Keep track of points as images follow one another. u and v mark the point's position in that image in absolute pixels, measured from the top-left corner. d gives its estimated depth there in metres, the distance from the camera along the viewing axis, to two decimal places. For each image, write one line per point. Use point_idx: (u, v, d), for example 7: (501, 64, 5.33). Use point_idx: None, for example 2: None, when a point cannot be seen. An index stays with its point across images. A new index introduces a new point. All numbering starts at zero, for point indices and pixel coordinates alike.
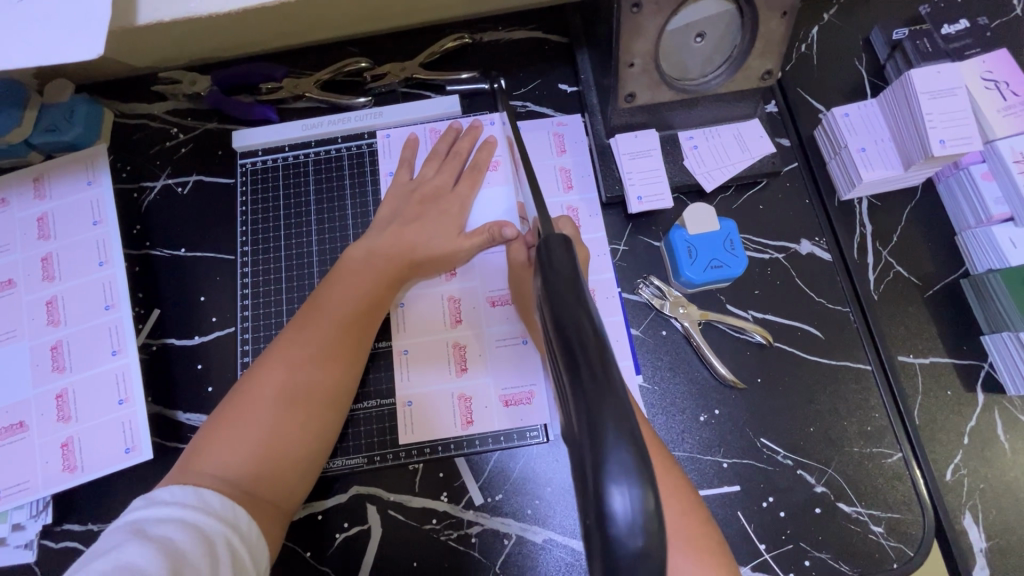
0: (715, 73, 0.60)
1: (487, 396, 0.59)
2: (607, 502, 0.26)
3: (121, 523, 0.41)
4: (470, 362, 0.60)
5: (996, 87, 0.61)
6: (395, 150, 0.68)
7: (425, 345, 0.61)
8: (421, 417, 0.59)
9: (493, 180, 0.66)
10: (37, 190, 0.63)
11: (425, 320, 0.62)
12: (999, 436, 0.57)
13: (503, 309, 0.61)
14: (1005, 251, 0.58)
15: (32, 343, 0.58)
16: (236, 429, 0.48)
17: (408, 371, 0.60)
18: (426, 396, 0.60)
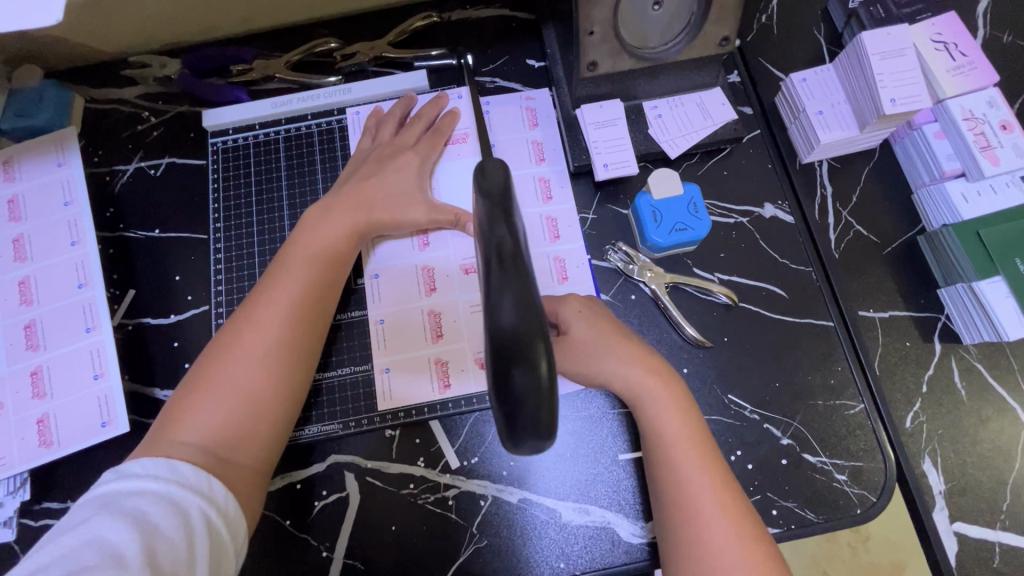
0: (674, 41, 0.61)
1: (460, 360, 0.61)
2: (506, 368, 0.29)
3: (92, 496, 0.42)
4: (444, 328, 0.61)
5: (946, 49, 0.64)
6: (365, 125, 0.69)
7: (399, 314, 0.62)
8: (397, 384, 0.60)
9: (460, 152, 0.67)
10: (6, 172, 0.63)
11: (399, 289, 0.63)
12: (957, 385, 0.59)
13: (475, 276, 0.62)
14: (958, 206, 0.60)
15: (5, 323, 0.58)
16: (205, 393, 0.49)
17: (382, 339, 0.61)
18: (401, 363, 0.61)
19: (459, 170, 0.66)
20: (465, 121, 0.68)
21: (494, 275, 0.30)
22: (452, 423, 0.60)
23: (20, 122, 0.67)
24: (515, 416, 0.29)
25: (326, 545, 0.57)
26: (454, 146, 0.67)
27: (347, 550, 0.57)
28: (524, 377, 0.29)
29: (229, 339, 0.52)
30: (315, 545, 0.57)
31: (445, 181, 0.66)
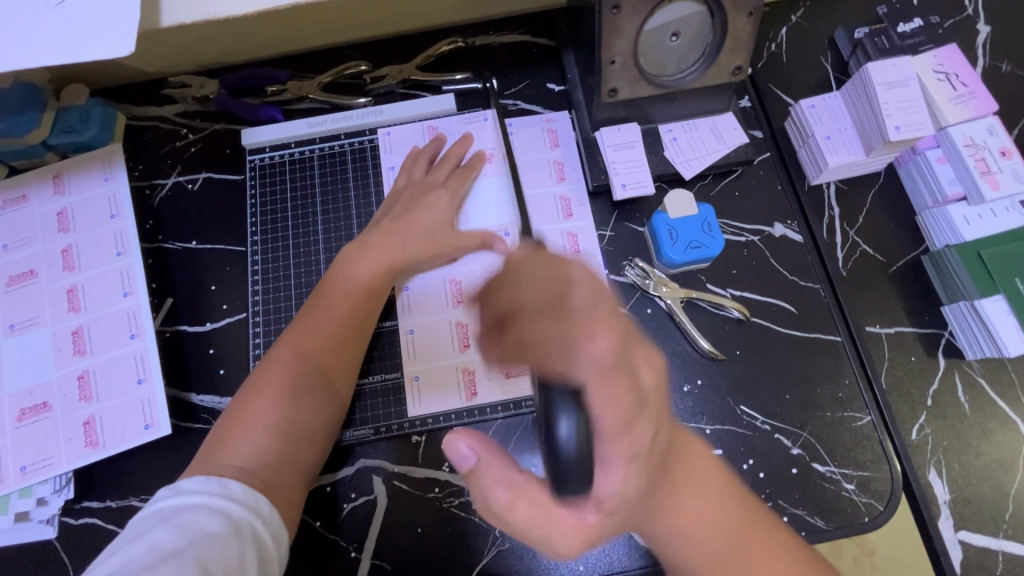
0: (690, 69, 0.65)
1: (487, 369, 0.63)
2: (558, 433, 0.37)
3: (151, 510, 0.45)
4: (471, 339, 0.64)
5: (947, 79, 0.67)
6: (396, 145, 0.73)
7: (428, 325, 0.65)
8: (425, 391, 0.63)
9: (487, 171, 0.71)
10: (56, 185, 0.67)
11: (428, 301, 0.66)
12: (960, 399, 0.61)
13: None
14: (959, 228, 0.64)
15: (54, 329, 0.61)
16: (251, 419, 0.53)
17: (412, 348, 0.64)
18: (429, 370, 0.64)
19: (485, 189, 0.70)
20: (491, 143, 0.72)
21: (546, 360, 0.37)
22: (477, 429, 0.63)
23: (67, 138, 0.71)
24: (563, 472, 0.37)
25: (354, 546, 0.60)
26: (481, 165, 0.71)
27: (375, 551, 0.59)
28: (569, 436, 0.37)
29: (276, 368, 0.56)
30: (344, 546, 0.60)
31: (472, 199, 0.69)
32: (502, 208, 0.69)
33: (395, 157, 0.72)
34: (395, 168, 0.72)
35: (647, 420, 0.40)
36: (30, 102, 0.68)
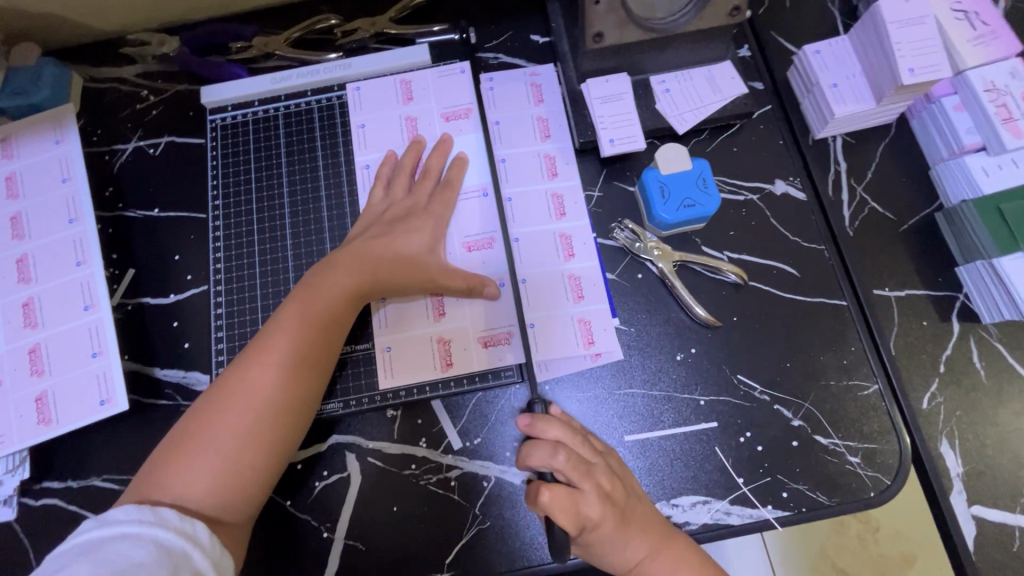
0: (682, 11, 0.59)
1: (465, 339, 0.60)
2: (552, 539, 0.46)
3: (71, 544, 0.41)
4: (446, 307, 0.60)
5: (966, 18, 0.61)
6: (366, 101, 0.68)
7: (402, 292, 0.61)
8: (397, 361, 0.59)
9: (464, 130, 0.66)
10: (4, 150, 0.63)
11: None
12: (976, 365, 0.57)
13: (478, 253, 0.62)
14: (978, 180, 0.58)
15: (3, 301, 0.57)
16: (194, 455, 0.48)
17: (389, 319, 0.61)
18: (401, 340, 0.60)
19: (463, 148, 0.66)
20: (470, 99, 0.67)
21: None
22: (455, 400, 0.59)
23: (18, 100, 0.66)
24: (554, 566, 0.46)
25: (326, 526, 0.56)
26: (458, 120, 0.66)
27: (349, 530, 0.56)
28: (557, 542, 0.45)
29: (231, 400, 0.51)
30: (316, 525, 0.56)
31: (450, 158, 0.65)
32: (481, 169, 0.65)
33: (365, 113, 0.67)
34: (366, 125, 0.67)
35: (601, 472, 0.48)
36: None
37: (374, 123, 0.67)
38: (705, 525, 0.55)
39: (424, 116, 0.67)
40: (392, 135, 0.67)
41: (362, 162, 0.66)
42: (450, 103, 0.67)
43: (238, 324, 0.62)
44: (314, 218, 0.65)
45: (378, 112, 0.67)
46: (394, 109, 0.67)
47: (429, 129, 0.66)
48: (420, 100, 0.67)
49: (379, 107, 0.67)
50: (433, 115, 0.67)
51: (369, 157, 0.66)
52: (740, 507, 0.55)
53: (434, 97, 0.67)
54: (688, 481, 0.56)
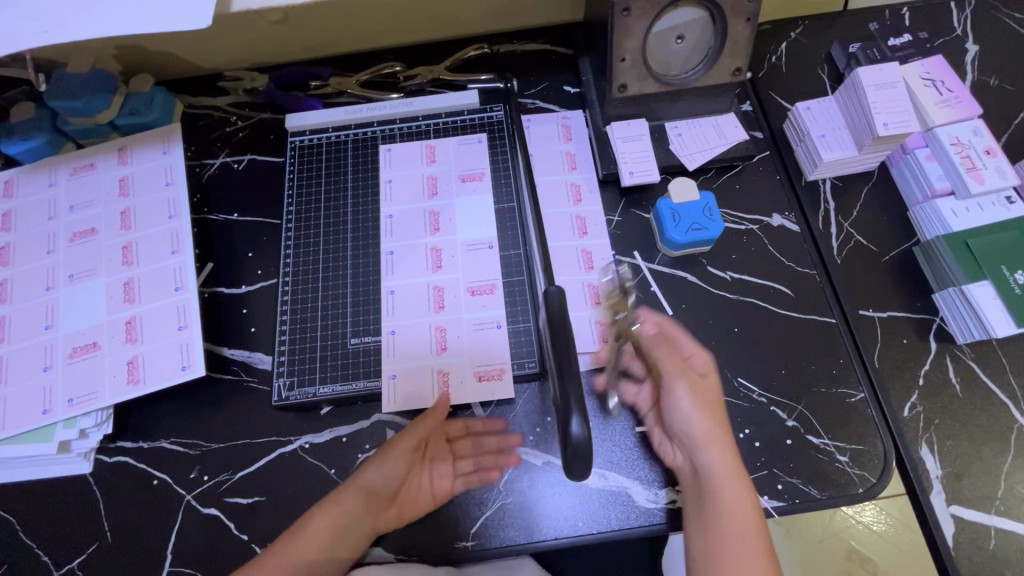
0: (694, 70, 0.71)
1: (463, 370, 0.66)
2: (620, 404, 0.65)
3: None
4: (448, 344, 0.67)
5: (934, 85, 0.73)
6: (395, 159, 0.78)
7: (407, 326, 0.69)
8: (401, 388, 0.66)
9: (477, 194, 0.75)
10: (120, 157, 0.75)
11: (411, 305, 0.70)
12: (951, 380, 0.64)
13: (480, 298, 0.69)
14: (947, 219, 0.67)
15: (108, 279, 0.68)
16: None
17: (394, 353, 0.67)
18: (406, 372, 0.66)
19: (468, 207, 0.74)
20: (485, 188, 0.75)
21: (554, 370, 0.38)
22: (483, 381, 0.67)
23: (132, 119, 0.78)
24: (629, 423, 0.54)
25: None
26: (472, 182, 0.76)
27: None
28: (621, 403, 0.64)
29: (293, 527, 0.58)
30: None
31: (462, 210, 0.74)
32: (488, 229, 0.73)
33: (394, 170, 0.78)
34: (392, 181, 0.77)
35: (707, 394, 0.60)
36: (103, 86, 0.75)
37: (398, 182, 0.77)
38: None
39: (443, 175, 0.77)
40: (411, 194, 0.76)
41: (385, 212, 0.75)
42: (468, 166, 0.77)
43: (298, 311, 0.71)
44: (370, 227, 0.75)
45: (403, 173, 0.77)
46: (418, 170, 0.77)
47: (447, 189, 0.76)
48: (441, 165, 0.77)
49: (405, 167, 0.78)
50: (451, 173, 0.77)
51: (391, 208, 0.75)
52: None
53: (456, 158, 0.77)
54: None
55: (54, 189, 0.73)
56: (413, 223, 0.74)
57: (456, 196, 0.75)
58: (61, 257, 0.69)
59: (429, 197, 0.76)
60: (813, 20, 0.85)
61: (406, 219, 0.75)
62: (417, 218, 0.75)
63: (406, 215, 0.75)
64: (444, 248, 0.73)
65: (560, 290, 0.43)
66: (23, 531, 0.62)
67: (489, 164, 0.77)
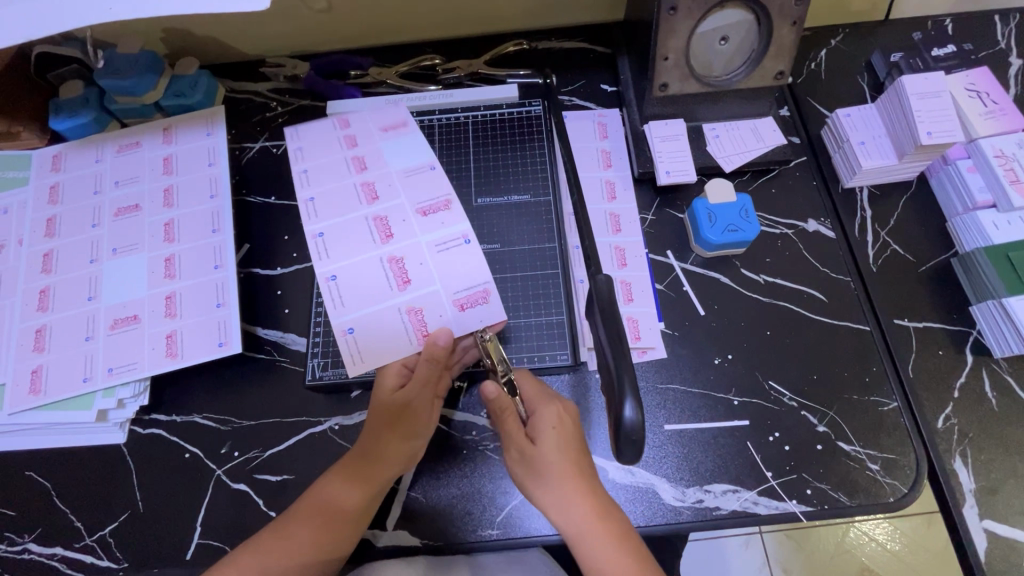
0: (736, 72, 0.71)
1: (438, 304, 0.66)
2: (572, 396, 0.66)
3: None
4: (409, 274, 0.67)
5: (979, 97, 0.73)
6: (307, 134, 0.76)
7: (353, 268, 0.68)
8: (362, 344, 0.65)
9: (411, 164, 0.74)
10: (165, 136, 0.76)
11: (350, 241, 0.69)
12: (987, 393, 0.63)
13: (432, 215, 0.70)
14: (989, 231, 0.67)
15: (149, 254, 0.69)
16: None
17: (341, 300, 0.67)
18: (361, 320, 0.66)
19: (399, 163, 0.74)
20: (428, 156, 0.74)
21: (611, 363, 0.41)
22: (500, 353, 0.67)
23: (177, 101, 0.79)
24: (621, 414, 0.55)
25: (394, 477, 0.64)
26: (393, 130, 0.76)
27: (411, 483, 0.63)
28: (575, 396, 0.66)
29: (325, 523, 0.56)
30: None
31: (388, 153, 0.74)
32: (429, 186, 0.72)
33: (299, 137, 0.76)
34: (308, 168, 0.74)
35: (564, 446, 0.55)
36: (150, 67, 0.76)
37: (313, 163, 0.74)
38: (735, 511, 0.60)
39: (363, 132, 0.76)
40: (330, 161, 0.74)
41: (304, 196, 0.72)
42: (385, 118, 0.77)
43: None
44: None
45: (311, 148, 0.75)
46: (337, 152, 0.75)
47: (367, 141, 0.75)
48: (360, 130, 0.76)
49: (319, 144, 0.76)
50: (372, 131, 0.76)
51: (310, 190, 0.72)
52: (767, 498, 0.60)
53: (370, 119, 0.77)
54: (720, 471, 0.62)
55: (100, 165, 0.75)
56: (344, 199, 0.72)
57: (380, 143, 0.75)
58: (105, 230, 0.71)
59: (358, 172, 0.73)
60: (853, 28, 0.84)
61: (333, 197, 0.72)
62: (348, 193, 0.72)
63: (334, 193, 0.72)
64: (388, 215, 0.70)
65: (609, 279, 0.44)
66: (58, 497, 0.64)
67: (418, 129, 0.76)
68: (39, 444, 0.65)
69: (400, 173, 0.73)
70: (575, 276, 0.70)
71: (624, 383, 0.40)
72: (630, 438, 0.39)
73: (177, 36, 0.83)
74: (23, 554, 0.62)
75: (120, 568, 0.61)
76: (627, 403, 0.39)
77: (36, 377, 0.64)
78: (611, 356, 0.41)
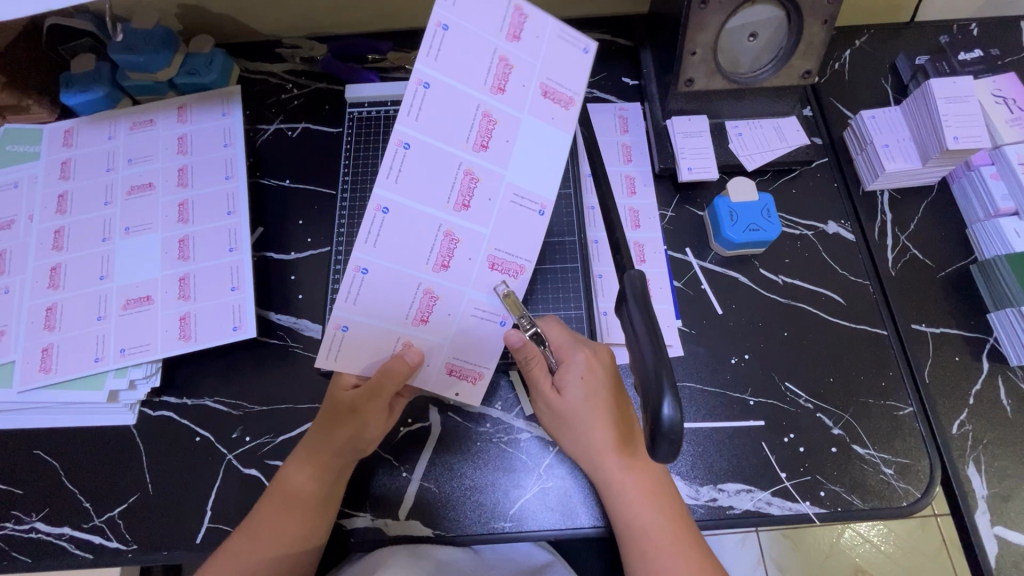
0: (763, 70, 0.71)
1: (435, 358, 0.58)
2: None
3: None
4: (431, 316, 0.55)
5: (1005, 103, 0.72)
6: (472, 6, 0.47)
7: (392, 274, 0.52)
8: (351, 347, 0.55)
9: (533, 185, 0.53)
10: (179, 115, 0.75)
11: (406, 242, 0.51)
12: (1002, 400, 0.64)
13: (494, 274, 0.55)
14: (1010, 239, 0.66)
15: (163, 235, 0.68)
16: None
17: (358, 293, 0.52)
18: (363, 325, 0.54)
19: (523, 172, 0.52)
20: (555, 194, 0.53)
21: (651, 362, 0.40)
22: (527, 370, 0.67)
23: (191, 79, 0.77)
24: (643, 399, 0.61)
25: (404, 467, 0.64)
26: (553, 100, 0.51)
27: (423, 473, 0.63)
28: None
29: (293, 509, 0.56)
30: (396, 465, 0.64)
31: (524, 142, 0.51)
32: (526, 234, 0.54)
33: (458, 10, 0.47)
34: (447, 29, 0.47)
35: (597, 395, 0.57)
36: (166, 43, 0.74)
37: (442, 79, 0.48)
38: (748, 511, 0.60)
39: (523, 68, 0.49)
40: (456, 94, 0.48)
41: (398, 136, 0.48)
42: (557, 72, 0.51)
43: None
44: None
45: (455, 56, 0.48)
46: (468, 90, 0.48)
47: (519, 94, 0.50)
48: (522, 65, 0.49)
49: (465, 43, 0.48)
50: (532, 79, 0.50)
51: (409, 132, 0.48)
52: (781, 498, 0.61)
53: (543, 57, 0.50)
54: (734, 470, 0.62)
55: (113, 142, 0.74)
56: (437, 183, 0.50)
57: (525, 111, 0.50)
58: (118, 209, 0.70)
59: (475, 149, 0.50)
60: (878, 29, 0.84)
61: (430, 163, 0.49)
62: (445, 174, 0.50)
63: (433, 158, 0.49)
64: (463, 240, 0.53)
65: (643, 274, 0.45)
66: (66, 477, 0.63)
67: (574, 132, 0.52)
68: (48, 422, 0.64)
69: (513, 188, 0.53)
70: (593, 270, 0.70)
71: (662, 380, 0.39)
72: (668, 437, 0.38)
73: (191, 14, 0.82)
74: (30, 534, 0.61)
75: (128, 550, 0.60)
76: (666, 400, 0.38)
77: (46, 355, 0.64)
78: (649, 351, 0.40)
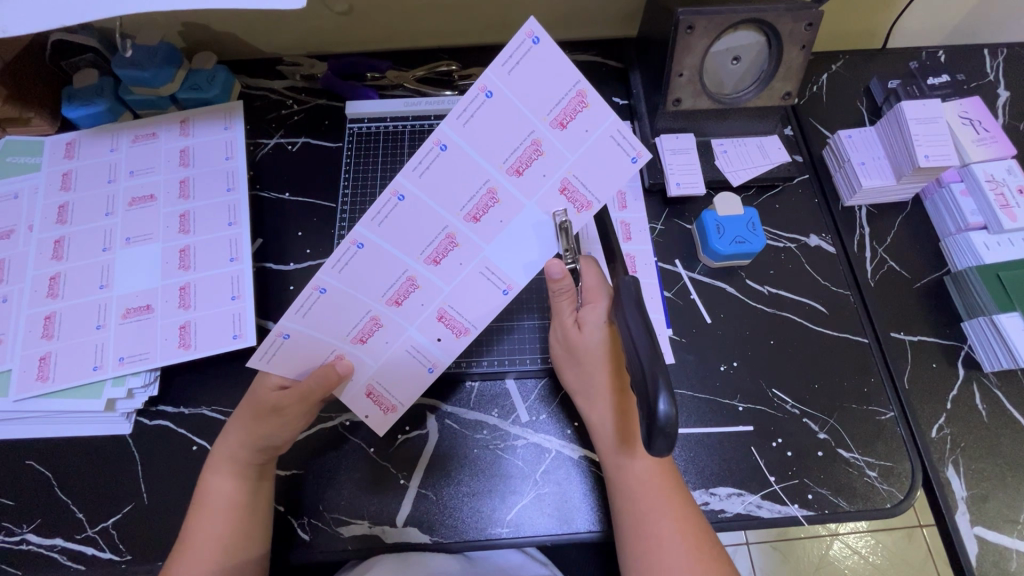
0: (746, 90, 0.74)
1: (361, 377, 0.60)
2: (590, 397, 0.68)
3: None
4: (370, 340, 0.57)
5: (971, 125, 0.77)
6: (528, 75, 0.47)
7: (347, 297, 0.53)
8: (288, 351, 0.56)
9: (505, 267, 0.54)
10: (183, 128, 0.77)
11: (371, 276, 0.53)
12: (978, 405, 0.67)
13: (439, 326, 0.57)
14: (980, 251, 0.70)
15: (163, 245, 0.69)
16: None
17: (315, 305, 0.53)
18: (308, 337, 0.55)
19: (501, 252, 0.53)
20: (524, 281, 0.55)
21: (646, 362, 0.42)
22: (523, 379, 0.69)
23: (193, 94, 0.79)
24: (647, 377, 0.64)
25: (403, 473, 0.64)
26: (570, 199, 0.52)
27: (422, 480, 0.64)
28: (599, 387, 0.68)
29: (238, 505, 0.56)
30: (394, 472, 0.64)
31: (512, 231, 0.52)
32: (483, 304, 0.56)
33: (504, 84, 0.47)
34: (490, 96, 0.47)
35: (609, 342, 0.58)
36: (169, 59, 0.76)
37: (460, 145, 0.48)
38: (738, 514, 0.62)
39: (551, 158, 0.50)
40: (468, 162, 0.49)
41: (396, 185, 0.49)
42: (580, 176, 0.51)
43: None
44: None
45: (484, 129, 0.48)
46: (483, 162, 0.49)
47: (532, 183, 0.51)
48: (551, 155, 0.50)
49: (501, 116, 0.48)
50: (556, 170, 0.50)
51: (408, 185, 0.49)
52: (771, 502, 0.62)
53: (580, 154, 0.50)
54: (725, 475, 0.63)
55: (114, 154, 0.75)
56: (419, 235, 0.52)
57: (528, 200, 0.51)
58: (119, 220, 0.71)
59: (466, 219, 0.51)
60: (853, 55, 0.88)
61: (419, 219, 0.51)
62: (429, 231, 0.51)
63: (422, 215, 0.51)
64: (423, 288, 0.55)
65: (637, 282, 0.49)
66: (59, 487, 0.63)
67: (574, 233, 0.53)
68: (43, 432, 0.64)
69: (486, 262, 0.54)
70: None
71: (658, 378, 0.41)
72: (664, 431, 0.40)
73: (195, 32, 0.84)
74: (21, 545, 0.60)
75: (121, 561, 0.60)
76: (662, 397, 0.40)
77: (44, 364, 0.64)
78: (646, 352, 0.43)
